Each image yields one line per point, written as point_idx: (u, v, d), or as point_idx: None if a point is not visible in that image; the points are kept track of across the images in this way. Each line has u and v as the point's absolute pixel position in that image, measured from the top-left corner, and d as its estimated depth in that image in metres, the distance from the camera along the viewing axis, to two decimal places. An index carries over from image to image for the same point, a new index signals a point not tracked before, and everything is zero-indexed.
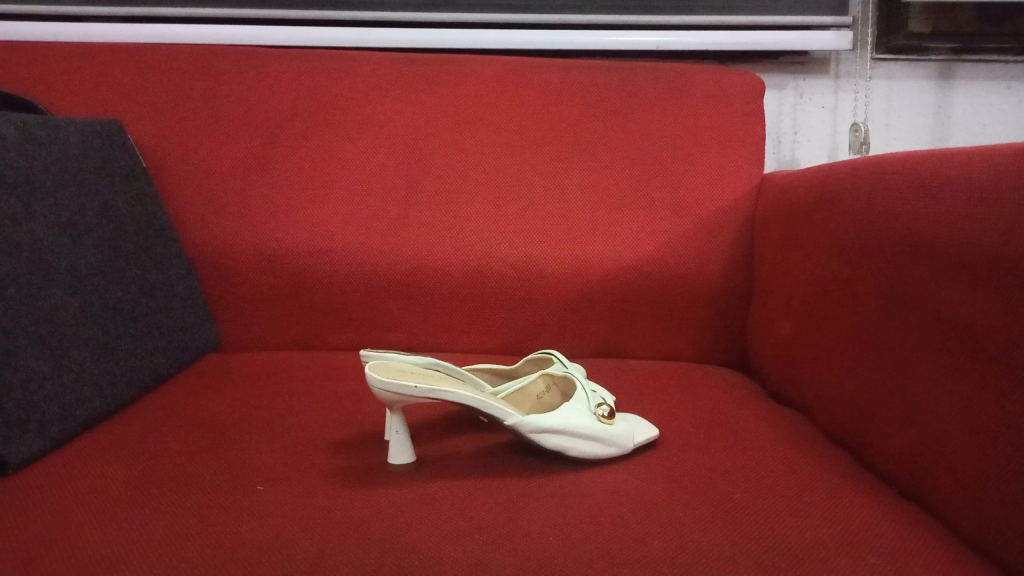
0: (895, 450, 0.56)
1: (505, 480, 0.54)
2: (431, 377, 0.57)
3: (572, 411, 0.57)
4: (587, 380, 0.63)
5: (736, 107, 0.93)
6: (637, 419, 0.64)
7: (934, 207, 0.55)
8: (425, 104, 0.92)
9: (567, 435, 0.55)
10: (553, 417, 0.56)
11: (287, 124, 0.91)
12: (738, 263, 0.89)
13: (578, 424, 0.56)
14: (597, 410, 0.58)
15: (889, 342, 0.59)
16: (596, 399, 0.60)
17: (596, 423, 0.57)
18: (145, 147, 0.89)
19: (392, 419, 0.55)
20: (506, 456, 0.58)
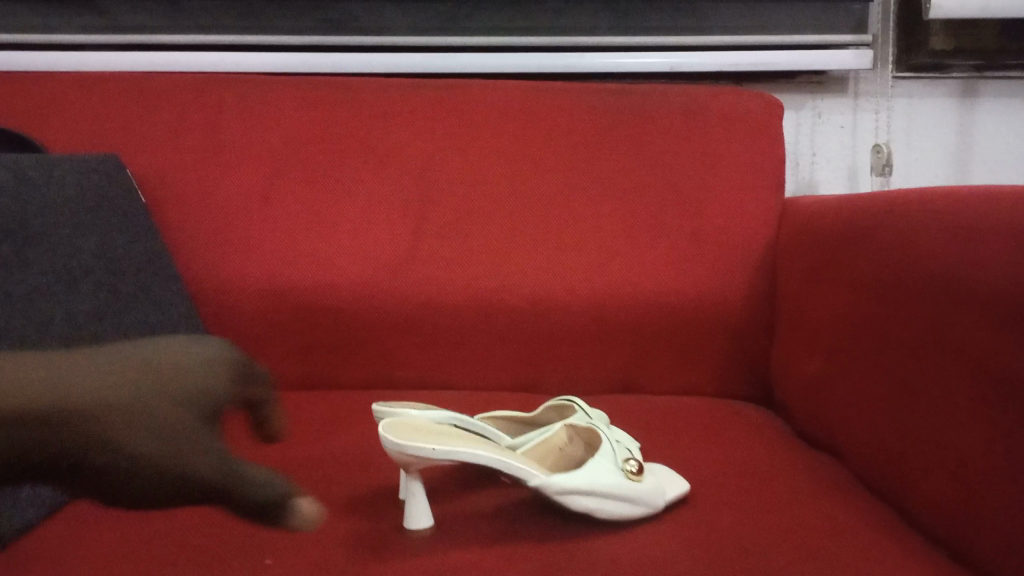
0: (938, 505, 0.53)
1: (529, 545, 0.51)
2: (449, 434, 0.54)
3: (599, 468, 0.54)
4: (612, 434, 0.60)
5: (755, 129, 0.90)
6: (663, 469, 0.61)
7: (983, 249, 0.52)
8: (433, 131, 0.89)
9: (595, 496, 0.52)
10: (580, 476, 0.53)
11: (292, 155, 0.88)
12: (760, 293, 0.86)
13: (607, 483, 0.53)
14: (624, 466, 0.56)
15: (929, 389, 0.55)
16: (623, 453, 0.57)
17: (623, 480, 0.54)
18: (144, 181, 0.86)
19: (408, 481, 0.52)
20: (528, 516, 0.55)
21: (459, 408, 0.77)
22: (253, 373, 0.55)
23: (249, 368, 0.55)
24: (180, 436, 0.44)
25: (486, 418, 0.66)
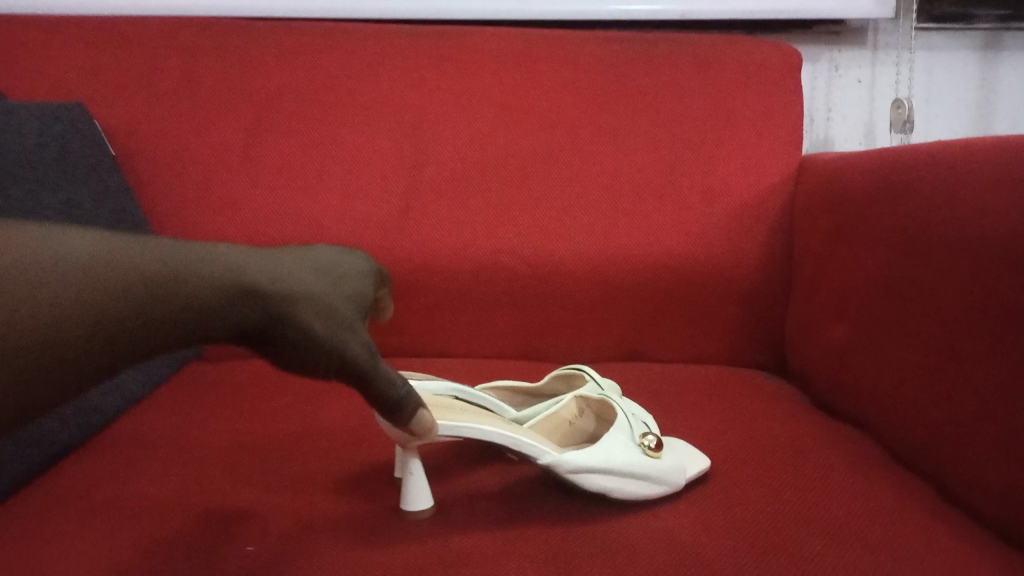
0: (984, 485, 0.48)
1: (538, 529, 0.46)
2: (451, 407, 0.50)
3: (615, 444, 0.50)
4: (627, 406, 0.56)
5: (772, 81, 0.84)
6: (681, 442, 0.56)
7: None
8: (427, 81, 0.83)
9: (612, 475, 0.48)
10: (596, 453, 0.49)
11: (275, 105, 0.81)
12: (774, 256, 0.81)
13: (625, 461, 0.49)
14: (642, 441, 0.51)
15: (976, 359, 0.50)
16: (640, 428, 0.53)
17: (642, 457, 0.50)
18: (114, 133, 0.80)
19: (405, 459, 0.48)
20: (536, 496, 0.50)
21: (456, 379, 0.72)
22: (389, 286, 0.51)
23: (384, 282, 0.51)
24: (351, 319, 0.40)
25: (488, 388, 0.61)
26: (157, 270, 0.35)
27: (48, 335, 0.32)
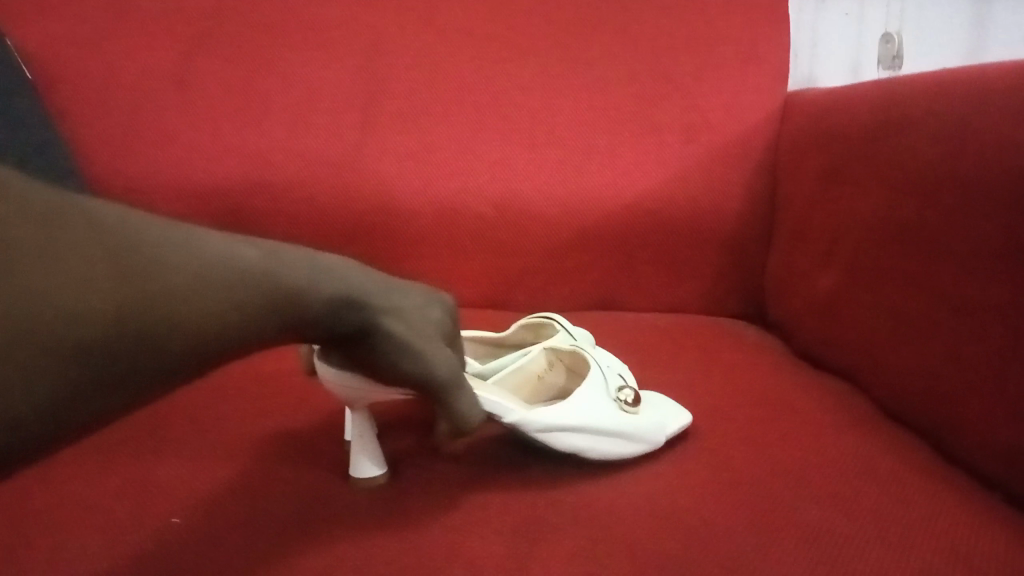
0: (991, 443, 0.45)
1: (508, 495, 0.42)
2: None
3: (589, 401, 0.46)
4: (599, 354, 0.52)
5: (758, 11, 0.78)
6: (659, 396, 0.53)
7: None
8: (384, 5, 0.76)
9: (587, 433, 0.44)
10: (568, 409, 0.45)
11: (215, 30, 0.74)
12: (757, 200, 0.77)
13: (600, 420, 0.45)
14: (619, 396, 0.47)
15: (989, 306, 0.46)
16: (615, 379, 0.48)
17: (618, 415, 0.46)
18: (34, 59, 0.71)
19: (354, 420, 0.44)
20: (505, 459, 0.46)
21: None
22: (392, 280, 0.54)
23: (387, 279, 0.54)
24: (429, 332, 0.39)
25: None
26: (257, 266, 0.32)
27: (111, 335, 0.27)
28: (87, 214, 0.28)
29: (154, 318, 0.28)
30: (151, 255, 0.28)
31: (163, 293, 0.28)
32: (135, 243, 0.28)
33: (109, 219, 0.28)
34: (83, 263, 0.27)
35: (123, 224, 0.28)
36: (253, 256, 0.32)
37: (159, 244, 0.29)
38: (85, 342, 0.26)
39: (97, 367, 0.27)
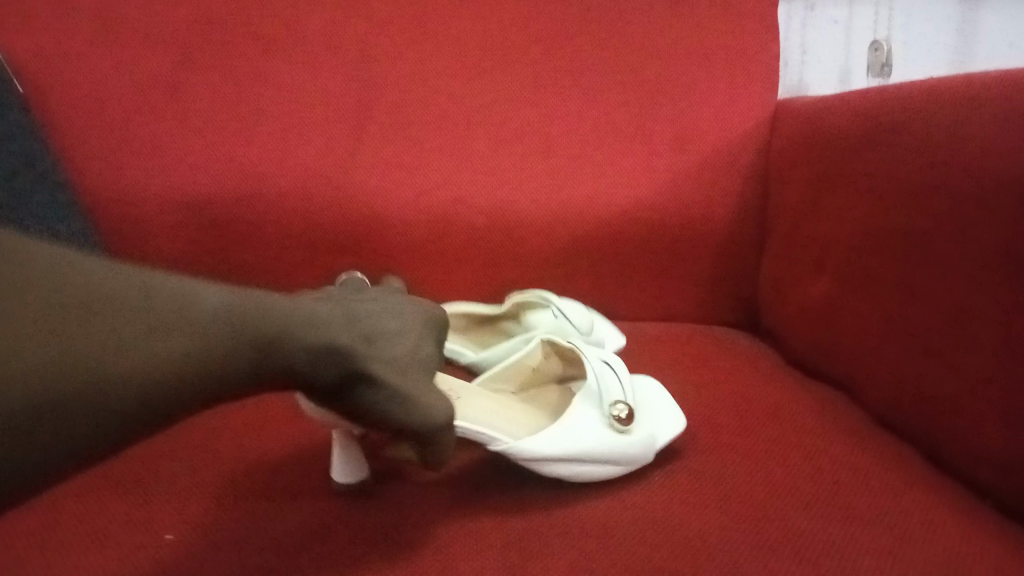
0: (983, 451, 0.45)
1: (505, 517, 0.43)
2: None
3: (577, 424, 0.46)
4: (593, 358, 0.51)
5: (749, 20, 0.78)
6: (659, 398, 0.52)
7: None
8: (374, 14, 0.75)
9: (572, 462, 0.45)
10: (554, 437, 0.45)
11: (203, 39, 0.73)
12: (748, 208, 0.77)
13: (588, 444, 0.45)
14: (611, 412, 0.47)
15: (979, 314, 0.46)
16: (607, 393, 0.48)
17: (609, 434, 0.46)
18: (21, 71, 0.71)
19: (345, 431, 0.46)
20: (504, 479, 0.46)
21: None
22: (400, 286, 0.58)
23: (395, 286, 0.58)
24: (423, 363, 0.43)
25: None
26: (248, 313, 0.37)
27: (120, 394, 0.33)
28: (82, 279, 0.34)
29: (139, 364, 0.33)
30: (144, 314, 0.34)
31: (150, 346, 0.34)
32: (122, 296, 0.34)
33: (97, 275, 0.34)
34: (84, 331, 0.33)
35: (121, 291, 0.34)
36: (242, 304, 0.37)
37: (142, 296, 0.35)
38: (90, 390, 0.32)
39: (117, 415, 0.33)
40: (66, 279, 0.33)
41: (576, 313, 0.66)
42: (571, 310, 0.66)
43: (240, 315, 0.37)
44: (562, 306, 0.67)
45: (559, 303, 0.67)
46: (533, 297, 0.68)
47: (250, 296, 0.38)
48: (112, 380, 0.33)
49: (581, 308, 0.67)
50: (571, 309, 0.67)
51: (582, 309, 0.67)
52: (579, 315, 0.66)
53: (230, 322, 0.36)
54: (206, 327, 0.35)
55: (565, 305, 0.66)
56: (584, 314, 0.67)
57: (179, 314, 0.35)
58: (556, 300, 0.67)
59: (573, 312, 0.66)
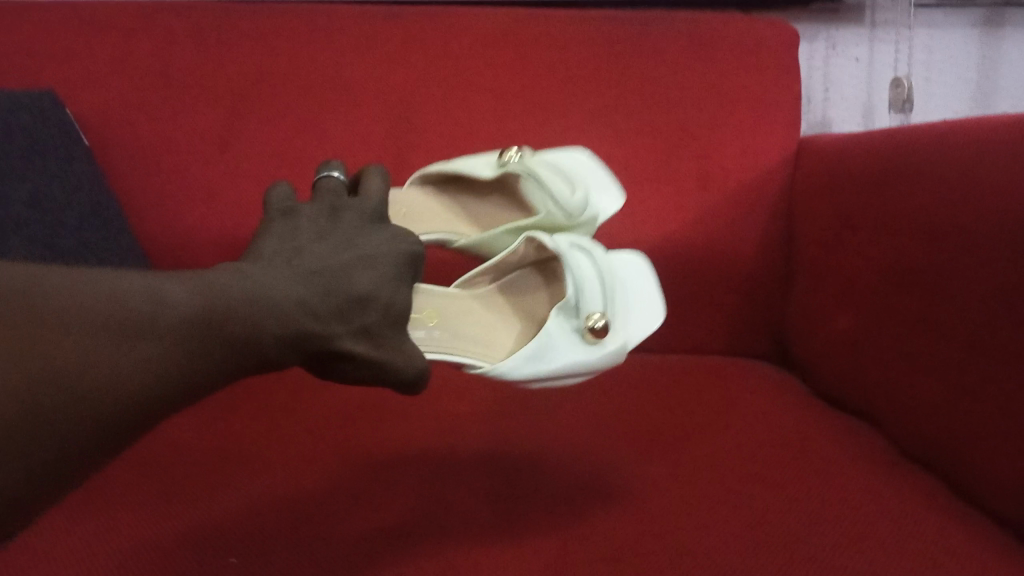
0: (1002, 479, 0.47)
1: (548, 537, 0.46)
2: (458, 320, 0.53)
3: (552, 335, 0.49)
4: (579, 255, 0.52)
5: (772, 62, 0.81)
6: (648, 295, 0.54)
7: None
8: (413, 65, 0.79)
9: (551, 376, 0.49)
10: (533, 353, 0.49)
11: (253, 92, 0.77)
12: (774, 242, 0.79)
13: (557, 356, 0.49)
14: (587, 318, 0.50)
15: (996, 349, 0.48)
16: (585, 301, 0.50)
17: (579, 347, 0.50)
18: (85, 124, 0.76)
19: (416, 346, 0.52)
20: (543, 503, 0.49)
21: (449, 374, 0.70)
22: (380, 176, 0.53)
23: (376, 172, 0.53)
24: (395, 318, 0.46)
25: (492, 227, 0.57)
26: (243, 294, 0.37)
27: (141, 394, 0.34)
28: (73, 294, 0.33)
29: (159, 368, 0.34)
30: (145, 317, 0.34)
31: (161, 344, 0.34)
32: (97, 313, 0.33)
33: (93, 286, 0.34)
34: (90, 348, 0.32)
35: (121, 296, 0.34)
36: (237, 287, 0.38)
37: (143, 301, 0.35)
38: (115, 400, 0.33)
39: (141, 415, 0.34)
40: (36, 313, 0.32)
41: (564, 184, 0.56)
42: (555, 173, 0.57)
43: (211, 310, 0.36)
44: (541, 166, 0.57)
45: (538, 169, 0.56)
46: (511, 167, 0.57)
47: (213, 287, 0.37)
48: (92, 407, 0.32)
49: (567, 169, 0.58)
50: (553, 163, 0.58)
51: (566, 169, 0.58)
52: (565, 181, 0.56)
53: (201, 319, 0.35)
54: (175, 328, 0.35)
55: (549, 178, 0.55)
56: (572, 182, 0.57)
57: (144, 320, 0.34)
58: (536, 164, 0.57)
59: (553, 176, 0.56)
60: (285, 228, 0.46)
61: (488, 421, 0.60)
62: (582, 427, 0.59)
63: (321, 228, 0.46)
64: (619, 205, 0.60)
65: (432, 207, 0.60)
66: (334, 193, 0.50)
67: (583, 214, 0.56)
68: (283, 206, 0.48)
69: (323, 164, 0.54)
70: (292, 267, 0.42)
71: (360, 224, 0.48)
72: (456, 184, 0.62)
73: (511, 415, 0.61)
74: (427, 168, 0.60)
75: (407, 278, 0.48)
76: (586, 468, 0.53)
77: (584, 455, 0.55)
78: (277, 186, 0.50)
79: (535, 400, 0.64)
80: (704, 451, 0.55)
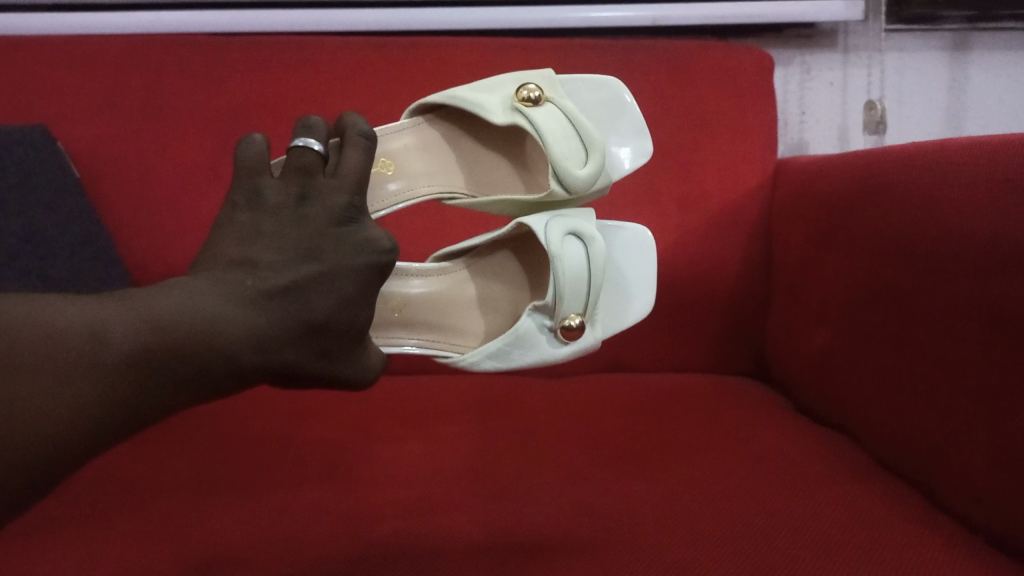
0: (979, 492, 0.49)
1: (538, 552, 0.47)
2: (432, 313, 0.56)
3: (519, 334, 0.52)
4: (572, 253, 0.50)
5: (748, 88, 0.82)
6: (637, 287, 0.57)
7: (1006, 205, 0.47)
8: (395, 94, 0.80)
9: (508, 366, 0.53)
10: (495, 347, 0.52)
11: (240, 124, 0.79)
12: (754, 263, 0.81)
13: (520, 353, 0.52)
14: (562, 318, 0.51)
15: (968, 364, 0.50)
16: (564, 306, 0.50)
17: (546, 342, 0.53)
18: (76, 158, 0.77)
19: (401, 336, 0.56)
20: (536, 518, 0.50)
21: (438, 396, 0.71)
22: (360, 148, 0.49)
23: (357, 141, 0.49)
24: (355, 333, 0.47)
25: (489, 201, 0.54)
26: (196, 330, 0.40)
27: (96, 429, 0.38)
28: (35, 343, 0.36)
29: (112, 406, 0.38)
30: (101, 359, 0.38)
31: (114, 384, 0.38)
32: (53, 360, 0.37)
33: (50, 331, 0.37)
34: (45, 395, 0.36)
35: (74, 341, 0.37)
36: (190, 323, 0.40)
37: (98, 342, 0.38)
38: (72, 438, 0.37)
39: (104, 441, 0.39)
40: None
41: (577, 152, 0.52)
42: (567, 133, 0.52)
43: (150, 351, 0.39)
44: (554, 122, 0.52)
45: (548, 132, 0.51)
46: (523, 124, 0.51)
47: (157, 324, 0.39)
48: (41, 451, 0.36)
49: (584, 127, 0.52)
50: (570, 115, 0.53)
51: (584, 127, 0.52)
52: (577, 148, 0.52)
53: (140, 361, 0.39)
54: (112, 369, 0.38)
55: (559, 147, 0.51)
56: (586, 148, 0.52)
57: (85, 364, 0.37)
58: (550, 124, 0.51)
59: (564, 139, 0.51)
60: (247, 227, 0.46)
61: (476, 440, 0.61)
62: (571, 447, 0.61)
63: (283, 230, 0.46)
64: (641, 159, 0.57)
65: (426, 154, 0.55)
66: (307, 171, 0.47)
67: (592, 187, 0.52)
68: (250, 188, 0.47)
69: (302, 120, 0.49)
70: (240, 289, 0.43)
71: (326, 224, 0.47)
72: (457, 116, 0.56)
73: (499, 436, 0.62)
74: (427, 98, 0.53)
75: (371, 287, 0.48)
76: (573, 487, 0.54)
77: (572, 474, 0.56)
78: (248, 151, 0.48)
79: (522, 421, 0.65)
80: (690, 469, 0.57)
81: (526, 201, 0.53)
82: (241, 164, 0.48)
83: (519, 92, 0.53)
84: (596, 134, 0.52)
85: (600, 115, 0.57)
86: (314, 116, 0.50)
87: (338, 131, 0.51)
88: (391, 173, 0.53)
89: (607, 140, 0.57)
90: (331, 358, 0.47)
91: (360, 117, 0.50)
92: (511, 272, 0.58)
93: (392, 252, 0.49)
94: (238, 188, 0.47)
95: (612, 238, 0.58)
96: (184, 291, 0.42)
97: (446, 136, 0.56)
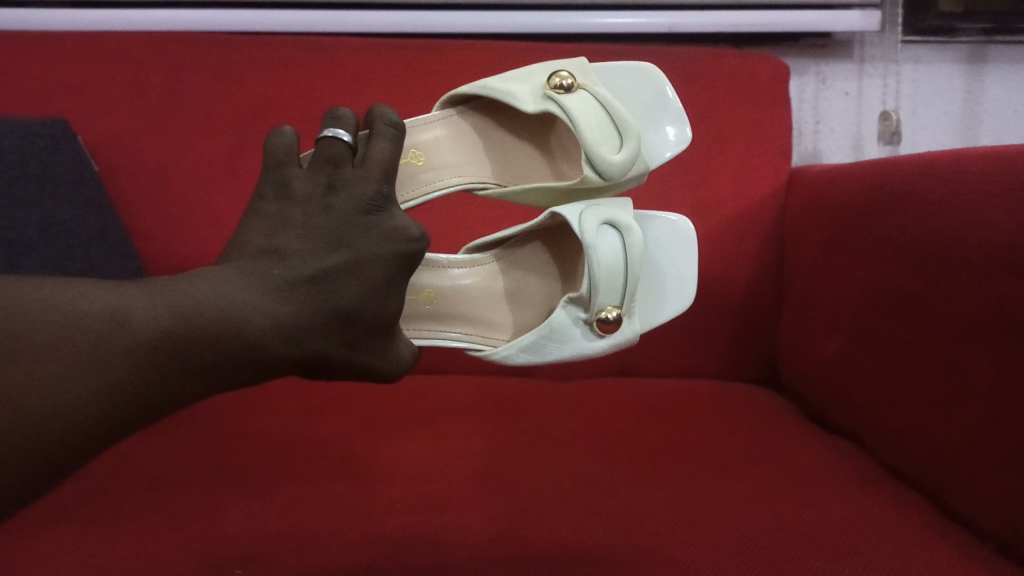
0: (988, 500, 0.49)
1: (549, 546, 0.47)
2: (469, 304, 0.56)
3: (554, 327, 0.52)
4: (606, 243, 0.50)
5: (763, 93, 0.82)
6: (672, 278, 0.57)
7: (1018, 214, 0.47)
8: (410, 94, 0.81)
9: (537, 358, 0.53)
10: (526, 338, 0.52)
11: (256, 121, 0.79)
12: (766, 270, 0.82)
13: (555, 347, 0.53)
14: (598, 311, 0.51)
15: (980, 371, 0.50)
16: (599, 298, 0.50)
17: (580, 336, 0.53)
18: (94, 151, 0.78)
19: (440, 327, 0.56)
20: (546, 514, 0.51)
21: (449, 395, 0.71)
22: (388, 138, 0.48)
23: (385, 131, 0.48)
24: (379, 325, 0.48)
25: (522, 189, 0.54)
26: (220, 316, 0.41)
27: (121, 412, 0.38)
28: (60, 325, 0.37)
29: (137, 389, 0.38)
30: (125, 343, 0.38)
31: (139, 369, 0.38)
32: (77, 343, 0.37)
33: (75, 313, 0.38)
34: (70, 377, 0.36)
35: (98, 325, 0.38)
36: (214, 311, 0.41)
37: (122, 325, 0.38)
38: (98, 422, 0.37)
39: (127, 427, 0.39)
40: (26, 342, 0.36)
41: (610, 139, 0.52)
42: (602, 120, 0.52)
43: (174, 337, 0.39)
44: (586, 107, 0.52)
45: (582, 118, 0.51)
46: (555, 110, 0.52)
47: (182, 311, 0.40)
48: (65, 433, 0.36)
49: (617, 115, 0.52)
50: (603, 102, 0.53)
51: (618, 113, 0.52)
52: (611, 135, 0.52)
53: (164, 345, 0.39)
54: (134, 353, 0.38)
55: (591, 133, 0.51)
56: (620, 135, 0.52)
57: (106, 347, 0.37)
58: (583, 110, 0.52)
59: (598, 126, 0.51)
60: (274, 217, 0.46)
61: (487, 439, 0.61)
62: (582, 448, 0.61)
63: (309, 220, 0.46)
64: (679, 145, 0.57)
65: (457, 146, 0.55)
66: (334, 162, 0.47)
67: (627, 173, 0.52)
68: (277, 179, 0.47)
69: (330, 111, 0.49)
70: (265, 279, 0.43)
71: (352, 215, 0.47)
72: (490, 107, 0.56)
73: (511, 435, 0.62)
74: (459, 89, 0.54)
75: (397, 277, 0.48)
76: (583, 488, 0.54)
77: (582, 475, 0.56)
78: (276, 142, 0.48)
79: (534, 421, 0.66)
80: (698, 474, 0.57)
81: (560, 190, 0.53)
82: (269, 155, 0.48)
83: (551, 80, 0.53)
84: (629, 120, 0.52)
85: (636, 103, 0.57)
86: (342, 108, 0.50)
87: (366, 123, 0.50)
88: (422, 164, 0.54)
89: (645, 128, 0.57)
90: (354, 349, 0.47)
91: (388, 108, 0.50)
92: (544, 264, 0.59)
93: (420, 242, 0.49)
94: (266, 179, 0.48)
95: (648, 228, 0.58)
96: (211, 281, 0.42)
97: (478, 128, 0.56)
